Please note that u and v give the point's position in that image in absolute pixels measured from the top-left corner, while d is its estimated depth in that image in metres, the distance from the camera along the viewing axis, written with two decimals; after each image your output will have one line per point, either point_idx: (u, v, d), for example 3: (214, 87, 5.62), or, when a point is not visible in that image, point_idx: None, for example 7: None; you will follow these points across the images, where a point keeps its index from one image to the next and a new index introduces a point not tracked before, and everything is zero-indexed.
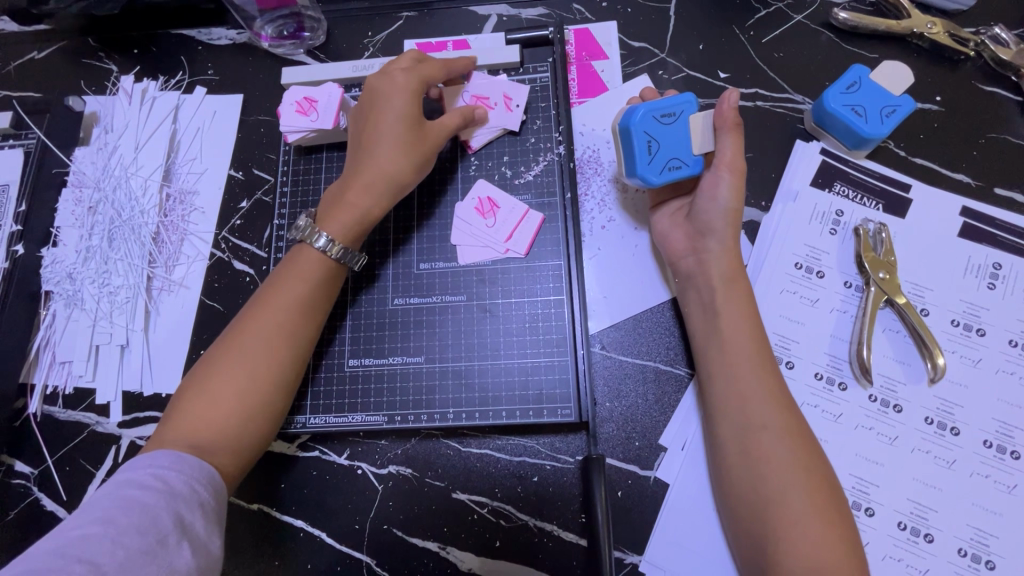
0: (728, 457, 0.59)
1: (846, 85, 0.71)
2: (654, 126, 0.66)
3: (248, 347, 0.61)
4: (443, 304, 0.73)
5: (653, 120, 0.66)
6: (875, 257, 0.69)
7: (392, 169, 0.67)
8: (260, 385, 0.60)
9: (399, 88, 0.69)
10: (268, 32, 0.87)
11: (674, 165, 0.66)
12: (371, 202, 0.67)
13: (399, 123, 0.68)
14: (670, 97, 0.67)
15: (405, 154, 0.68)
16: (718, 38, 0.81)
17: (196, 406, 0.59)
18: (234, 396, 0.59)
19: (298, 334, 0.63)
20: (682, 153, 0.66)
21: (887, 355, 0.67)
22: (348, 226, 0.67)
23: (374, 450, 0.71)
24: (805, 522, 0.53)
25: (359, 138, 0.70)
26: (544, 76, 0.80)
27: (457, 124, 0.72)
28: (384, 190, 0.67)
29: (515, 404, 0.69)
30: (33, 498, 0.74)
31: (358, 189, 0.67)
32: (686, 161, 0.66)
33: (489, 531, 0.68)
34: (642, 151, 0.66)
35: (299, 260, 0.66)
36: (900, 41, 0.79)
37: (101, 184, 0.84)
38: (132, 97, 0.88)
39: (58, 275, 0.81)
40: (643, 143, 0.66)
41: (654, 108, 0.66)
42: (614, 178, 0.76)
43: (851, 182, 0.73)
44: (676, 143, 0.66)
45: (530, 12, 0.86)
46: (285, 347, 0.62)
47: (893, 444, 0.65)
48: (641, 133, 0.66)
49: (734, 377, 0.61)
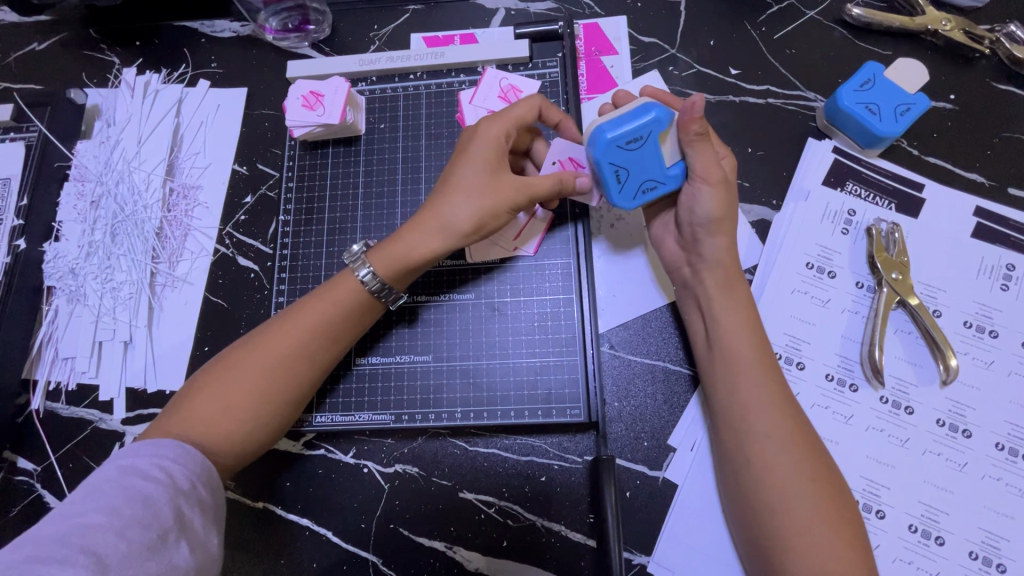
0: (736, 463, 0.59)
1: (860, 82, 0.71)
2: (621, 155, 0.59)
3: (269, 359, 0.60)
4: (450, 301, 0.72)
5: (619, 148, 0.59)
6: (888, 258, 0.68)
7: (464, 222, 0.63)
8: (274, 401, 0.60)
9: (487, 134, 0.64)
10: (273, 25, 0.85)
11: (648, 187, 0.62)
12: (425, 241, 0.63)
13: (484, 176, 0.63)
14: (634, 116, 0.58)
15: (482, 205, 0.62)
16: (730, 34, 0.81)
17: (210, 408, 0.58)
18: (247, 404, 0.58)
19: (320, 355, 0.62)
20: (656, 171, 0.62)
21: (899, 357, 0.66)
22: (392, 261, 0.63)
23: (381, 448, 0.70)
24: (813, 529, 0.53)
25: (441, 180, 0.65)
26: (554, 71, 0.79)
27: (549, 188, 0.63)
28: (441, 232, 0.63)
29: (523, 404, 0.68)
30: (37, 495, 0.74)
31: (419, 232, 0.63)
32: (661, 179, 0.62)
33: (497, 532, 0.67)
34: (613, 182, 0.61)
35: (335, 286, 0.64)
36: (913, 38, 0.79)
37: (104, 177, 0.83)
38: (134, 90, 0.88)
39: (61, 270, 0.80)
40: (612, 174, 0.60)
41: (619, 135, 0.58)
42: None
43: (864, 181, 0.73)
44: (647, 165, 0.61)
45: (539, 6, 0.85)
46: (305, 366, 0.61)
47: (904, 446, 0.64)
48: (609, 165, 0.59)
49: (739, 379, 0.60)
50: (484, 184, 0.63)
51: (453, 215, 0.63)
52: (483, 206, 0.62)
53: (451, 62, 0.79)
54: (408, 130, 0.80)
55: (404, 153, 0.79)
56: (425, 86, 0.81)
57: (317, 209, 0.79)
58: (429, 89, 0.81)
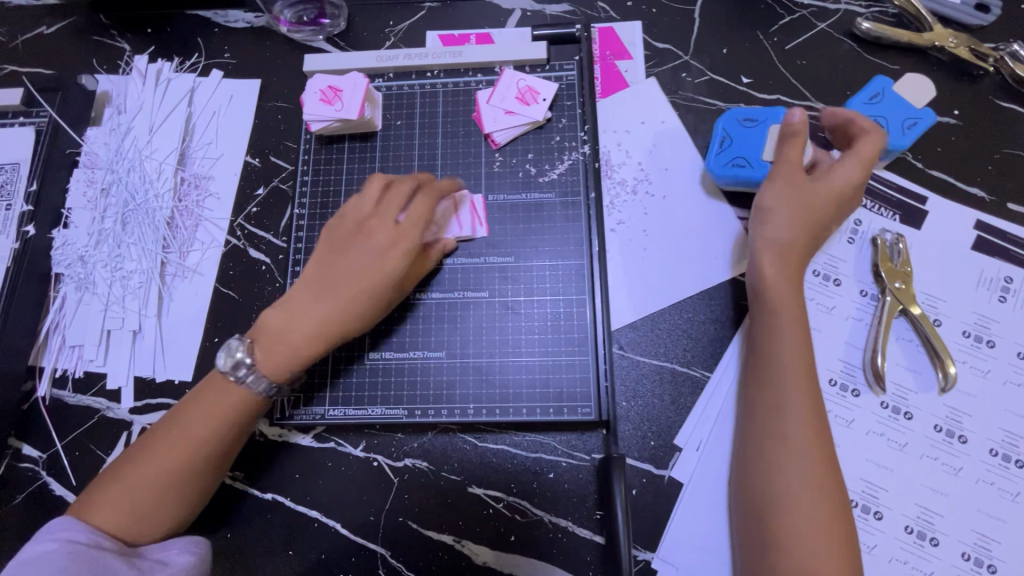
0: (753, 458, 0.60)
1: (870, 95, 0.74)
2: (735, 127, 0.75)
3: (167, 462, 0.61)
4: (466, 299, 0.72)
5: (736, 122, 0.75)
6: (892, 267, 0.70)
7: (352, 323, 0.64)
8: (181, 490, 0.61)
9: (388, 228, 0.65)
10: (287, 16, 0.87)
11: (737, 162, 0.73)
12: (317, 340, 0.63)
13: (380, 272, 0.64)
14: (760, 111, 0.76)
15: (368, 303, 0.64)
16: (742, 43, 0.83)
17: (111, 494, 0.60)
18: (153, 497, 0.60)
19: (219, 462, 0.64)
20: (749, 154, 0.73)
21: (899, 364, 0.68)
22: (283, 365, 0.63)
23: (391, 442, 0.71)
24: (810, 543, 0.54)
25: (324, 275, 0.65)
26: (571, 74, 0.79)
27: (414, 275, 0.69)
28: (327, 332, 0.63)
29: (536, 402, 0.69)
30: (42, 482, 0.74)
31: (312, 335, 0.63)
32: (751, 162, 0.73)
33: (505, 527, 0.68)
34: (715, 143, 0.75)
35: (221, 382, 0.64)
36: (920, 53, 0.81)
37: (114, 165, 0.83)
38: (146, 78, 0.87)
39: (70, 257, 0.80)
40: (719, 137, 0.76)
41: (742, 113, 0.75)
42: (625, 180, 0.77)
43: (870, 192, 0.74)
44: (748, 146, 0.74)
45: (554, 8, 0.87)
46: (200, 459, 0.62)
47: (902, 450, 0.66)
48: (721, 128, 0.76)
49: (771, 380, 0.62)
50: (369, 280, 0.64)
51: (343, 315, 0.63)
52: (373, 309, 0.64)
53: (469, 61, 0.79)
54: (425, 128, 0.79)
55: (421, 150, 0.78)
56: (442, 84, 0.81)
57: (331, 203, 0.79)
58: (446, 87, 0.80)
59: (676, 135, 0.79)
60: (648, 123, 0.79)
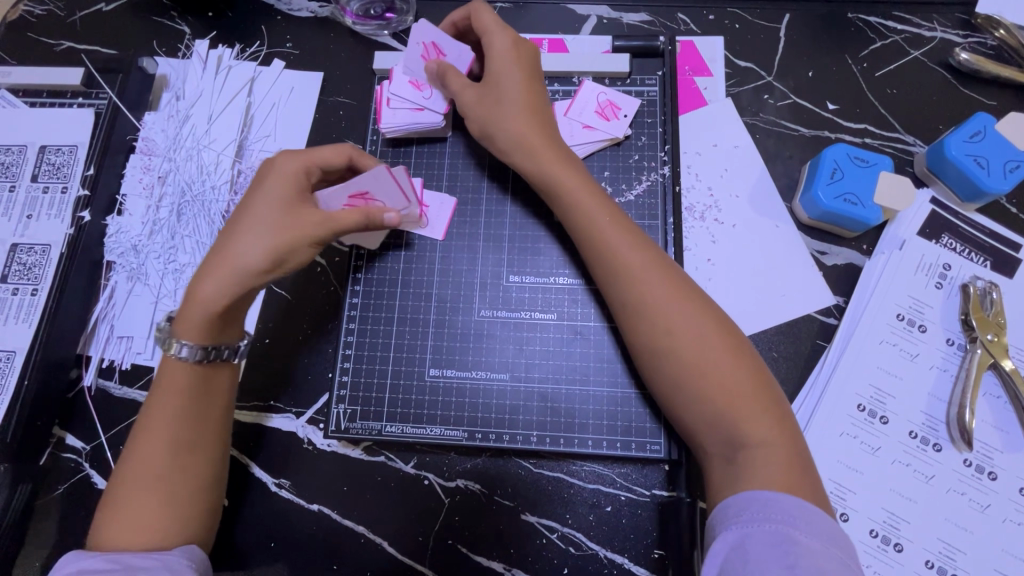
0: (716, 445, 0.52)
1: (969, 133, 0.69)
2: (847, 163, 0.69)
3: (150, 462, 0.59)
4: (533, 321, 0.70)
5: (848, 158, 0.69)
6: (984, 318, 0.66)
7: (249, 265, 0.60)
8: (172, 483, 0.59)
9: (291, 181, 0.63)
10: (354, 8, 0.83)
11: (847, 200, 0.68)
12: (215, 283, 0.60)
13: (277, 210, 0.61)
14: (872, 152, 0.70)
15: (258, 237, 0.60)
16: (830, 67, 0.79)
17: (119, 520, 0.57)
18: (148, 498, 0.57)
19: (201, 441, 0.61)
20: (862, 193, 0.68)
21: (986, 421, 0.65)
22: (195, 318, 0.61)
23: (444, 461, 0.69)
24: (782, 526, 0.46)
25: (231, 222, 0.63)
26: (652, 89, 0.75)
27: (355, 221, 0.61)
28: (227, 270, 0.60)
29: (602, 434, 0.66)
30: (84, 475, 0.72)
31: (209, 277, 0.60)
32: (862, 203, 0.68)
33: (559, 558, 0.66)
34: (824, 175, 0.69)
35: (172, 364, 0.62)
36: (1018, 91, 0.77)
37: (172, 153, 0.80)
38: (206, 63, 0.85)
39: (122, 245, 0.78)
40: (827, 168, 0.70)
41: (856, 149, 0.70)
42: (693, 206, 0.75)
43: (960, 235, 0.71)
44: (860, 183, 0.68)
45: (633, 17, 0.83)
46: (172, 442, 0.59)
47: (983, 512, 0.63)
48: (830, 160, 0.70)
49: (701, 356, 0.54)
50: (268, 220, 0.61)
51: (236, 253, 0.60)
52: (262, 242, 0.60)
53: (546, 69, 0.76)
54: None
55: (490, 158, 0.75)
56: None
57: None
58: None
59: (750, 161, 0.76)
60: (722, 146, 0.77)
